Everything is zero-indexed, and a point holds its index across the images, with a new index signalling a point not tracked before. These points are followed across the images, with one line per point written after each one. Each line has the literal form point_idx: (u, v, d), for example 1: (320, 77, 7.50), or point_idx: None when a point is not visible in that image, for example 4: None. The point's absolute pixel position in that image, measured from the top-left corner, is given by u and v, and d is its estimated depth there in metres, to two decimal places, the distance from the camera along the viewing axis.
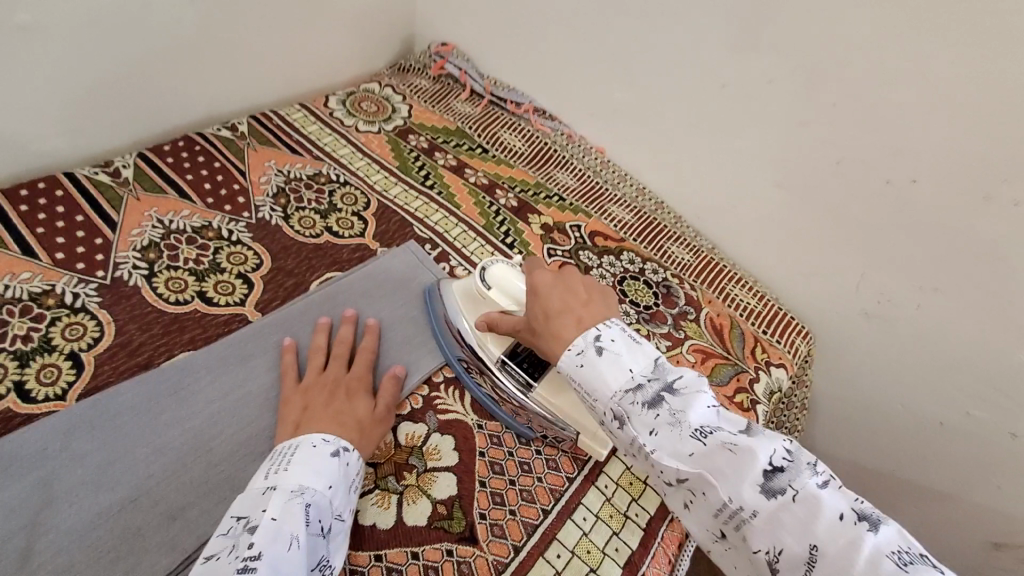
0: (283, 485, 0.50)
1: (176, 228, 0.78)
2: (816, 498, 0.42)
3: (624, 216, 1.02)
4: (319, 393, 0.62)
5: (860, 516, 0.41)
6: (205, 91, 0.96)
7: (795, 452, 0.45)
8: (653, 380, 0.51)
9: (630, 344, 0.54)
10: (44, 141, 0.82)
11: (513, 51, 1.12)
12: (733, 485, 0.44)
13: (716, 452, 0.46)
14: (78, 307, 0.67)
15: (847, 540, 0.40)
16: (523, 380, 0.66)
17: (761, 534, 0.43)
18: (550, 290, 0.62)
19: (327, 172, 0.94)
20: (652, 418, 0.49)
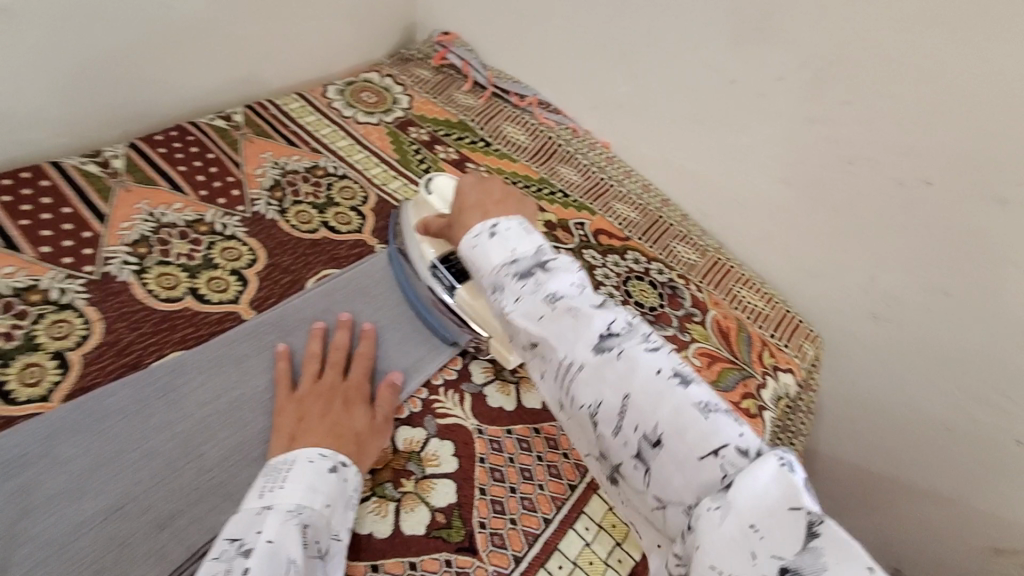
0: (279, 505, 0.49)
1: (167, 221, 0.75)
2: (638, 358, 0.48)
3: (629, 214, 0.99)
4: (316, 403, 0.59)
5: (676, 374, 0.47)
6: (199, 79, 0.93)
7: (635, 325, 0.50)
8: (530, 257, 0.55)
9: (520, 228, 0.58)
10: (31, 130, 0.79)
11: (517, 42, 1.09)
12: (569, 346, 0.49)
13: (562, 317, 0.50)
14: (65, 304, 0.64)
15: (661, 396, 0.46)
16: (449, 282, 0.70)
17: (587, 390, 0.48)
18: (471, 189, 0.66)
19: (324, 164, 0.91)
20: (519, 288, 0.53)
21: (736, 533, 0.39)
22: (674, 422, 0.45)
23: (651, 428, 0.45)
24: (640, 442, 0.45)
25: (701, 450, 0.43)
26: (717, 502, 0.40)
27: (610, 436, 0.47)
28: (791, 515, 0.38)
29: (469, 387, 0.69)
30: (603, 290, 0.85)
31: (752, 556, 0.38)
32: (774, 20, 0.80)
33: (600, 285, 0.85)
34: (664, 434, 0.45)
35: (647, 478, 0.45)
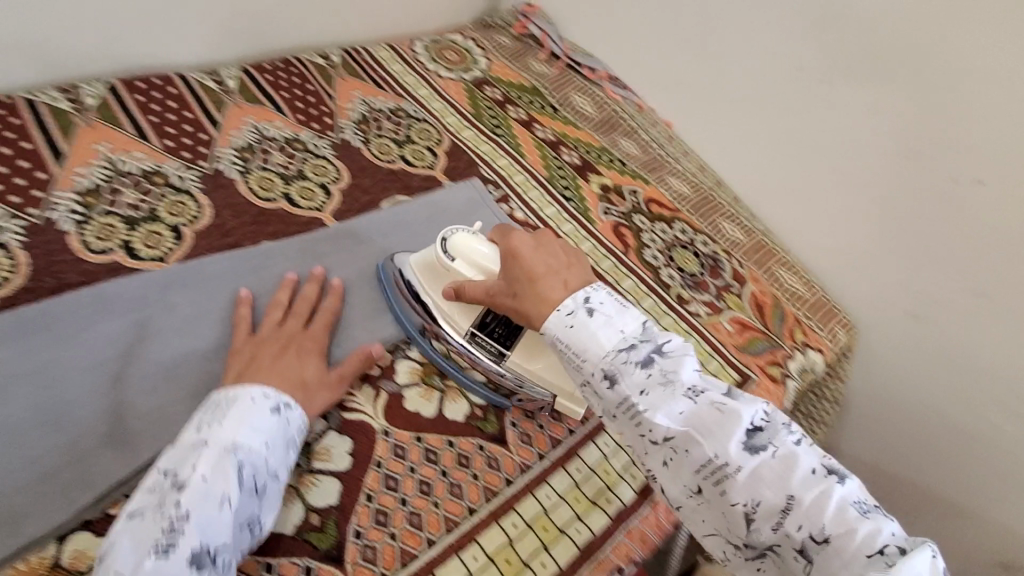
0: (216, 442, 0.48)
1: (269, 135, 0.86)
2: (791, 455, 0.45)
3: (681, 188, 1.03)
4: (272, 348, 0.59)
5: (828, 470, 0.45)
6: (306, 21, 1.03)
7: (771, 415, 0.49)
8: (644, 341, 0.52)
9: (617, 303, 0.54)
10: (164, 44, 0.91)
11: (595, 20, 1.16)
12: (719, 444, 0.46)
13: (705, 411, 0.47)
14: (182, 188, 0.75)
15: (823, 493, 0.44)
16: (495, 348, 0.64)
17: (741, 488, 0.45)
18: (535, 254, 0.59)
19: (406, 108, 1.00)
20: (644, 379, 0.50)
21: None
22: (839, 521, 0.43)
23: (817, 529, 0.43)
24: (803, 540, 0.44)
25: (869, 546, 0.42)
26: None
27: (765, 531, 0.45)
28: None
29: None
30: (648, 252, 0.90)
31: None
32: (845, 13, 0.85)
33: (644, 248, 0.90)
34: (828, 531, 0.43)
35: (807, 566, 0.44)
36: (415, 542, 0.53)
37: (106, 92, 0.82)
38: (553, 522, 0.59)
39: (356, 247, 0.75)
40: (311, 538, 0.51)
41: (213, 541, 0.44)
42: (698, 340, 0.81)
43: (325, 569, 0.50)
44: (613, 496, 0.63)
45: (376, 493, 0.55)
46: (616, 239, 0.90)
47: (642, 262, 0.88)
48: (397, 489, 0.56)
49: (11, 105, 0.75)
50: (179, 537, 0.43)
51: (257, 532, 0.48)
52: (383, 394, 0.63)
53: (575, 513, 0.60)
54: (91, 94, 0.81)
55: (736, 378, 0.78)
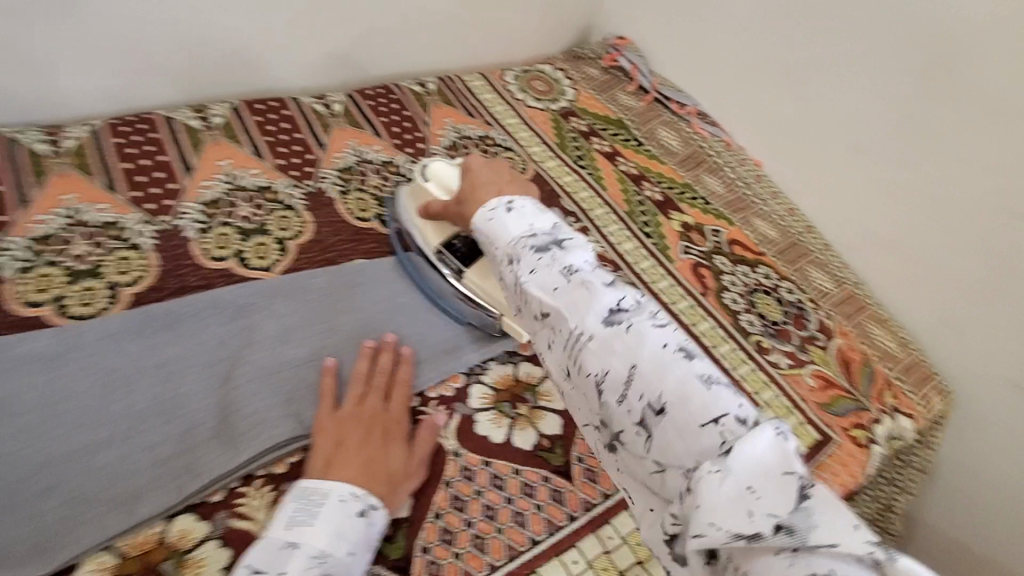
0: (305, 547, 0.47)
1: (368, 158, 0.92)
2: (645, 334, 0.43)
3: (767, 231, 1.00)
4: (356, 430, 0.58)
5: (681, 349, 0.43)
6: (409, 51, 1.11)
7: (643, 303, 0.46)
8: (546, 233, 0.52)
9: (535, 207, 0.56)
10: (284, 71, 1.00)
11: (689, 57, 1.17)
12: (581, 317, 0.45)
13: (575, 287, 0.46)
14: (289, 205, 0.81)
15: (665, 366, 0.41)
16: (455, 265, 0.72)
17: (595, 359, 0.44)
18: (482, 166, 0.64)
19: (494, 136, 1.03)
20: (534, 258, 0.50)
21: (733, 493, 0.36)
22: (677, 391, 0.40)
23: (654, 397, 0.41)
24: (642, 412, 0.41)
25: (701, 417, 0.39)
26: (719, 466, 0.37)
27: (615, 406, 0.43)
28: (787, 479, 0.36)
29: None
30: (728, 296, 0.88)
31: (750, 516, 0.35)
32: (960, 61, 0.81)
33: (724, 290, 0.88)
34: (666, 401, 0.40)
35: (647, 445, 0.41)
36: (478, 565, 0.55)
37: (231, 113, 0.91)
38: (613, 564, 0.58)
39: None
40: (382, 548, 0.54)
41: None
42: (776, 393, 0.78)
43: None
44: None
45: (443, 511, 0.57)
46: (695, 279, 0.88)
47: (721, 305, 0.86)
48: (463, 510, 0.58)
49: (154, 123, 0.86)
50: None
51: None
52: (457, 417, 0.65)
53: (636, 560, 0.59)
54: (218, 115, 0.90)
55: (815, 438, 0.75)
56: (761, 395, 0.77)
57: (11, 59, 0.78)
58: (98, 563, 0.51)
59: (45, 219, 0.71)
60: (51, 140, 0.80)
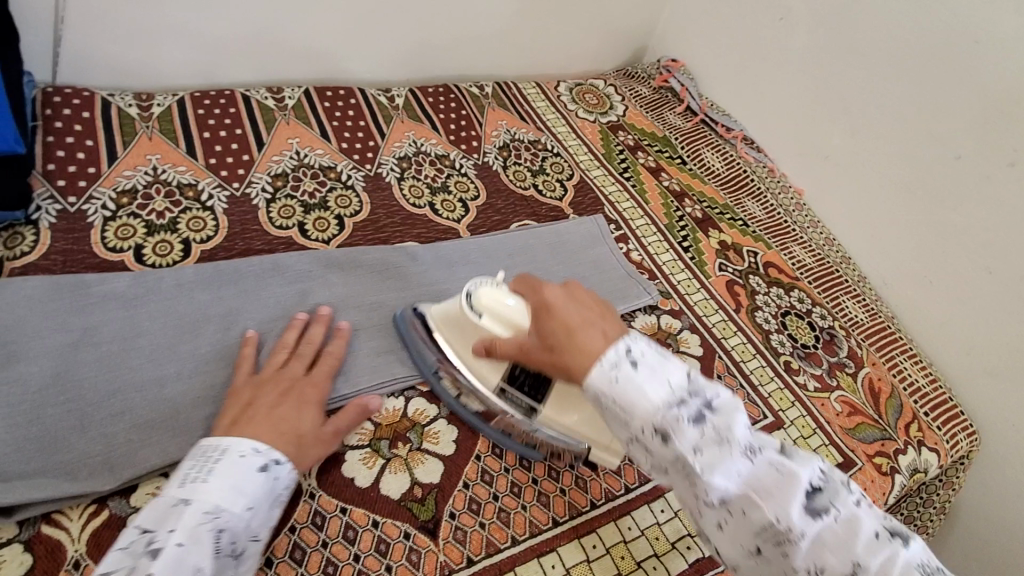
0: (197, 503, 0.46)
1: (424, 150, 0.96)
2: (852, 520, 0.42)
3: (804, 258, 1.01)
4: (271, 392, 0.56)
5: (885, 529, 0.42)
6: (471, 55, 1.17)
7: (828, 471, 0.45)
8: (693, 397, 0.46)
9: (657, 350, 0.48)
10: (353, 62, 1.06)
11: (740, 84, 1.21)
12: (783, 508, 0.42)
13: (767, 474, 0.43)
14: (349, 185, 0.87)
15: (885, 557, 0.41)
16: (526, 403, 0.61)
17: (804, 553, 0.42)
18: (564, 303, 0.53)
19: (544, 141, 1.07)
20: (696, 436, 0.44)
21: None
22: None
23: None
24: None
25: None
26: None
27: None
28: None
29: None
30: (760, 316, 0.89)
31: None
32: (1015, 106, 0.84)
33: (757, 309, 0.90)
34: None
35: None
36: (501, 536, 0.57)
37: (302, 96, 0.97)
38: (630, 553, 0.60)
39: (484, 261, 0.82)
40: (411, 508, 0.57)
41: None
42: (802, 413, 0.80)
43: (421, 539, 0.55)
44: (694, 544, 0.62)
45: (471, 483, 0.60)
46: (729, 295, 0.90)
47: (753, 323, 0.88)
48: (490, 484, 0.60)
49: (232, 99, 0.92)
50: None
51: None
52: None
53: (654, 551, 0.61)
54: (290, 97, 0.96)
55: (839, 460, 0.77)
56: (787, 413, 0.79)
57: (117, 29, 0.85)
58: (154, 488, 0.55)
59: (130, 174, 0.77)
60: (141, 106, 0.86)
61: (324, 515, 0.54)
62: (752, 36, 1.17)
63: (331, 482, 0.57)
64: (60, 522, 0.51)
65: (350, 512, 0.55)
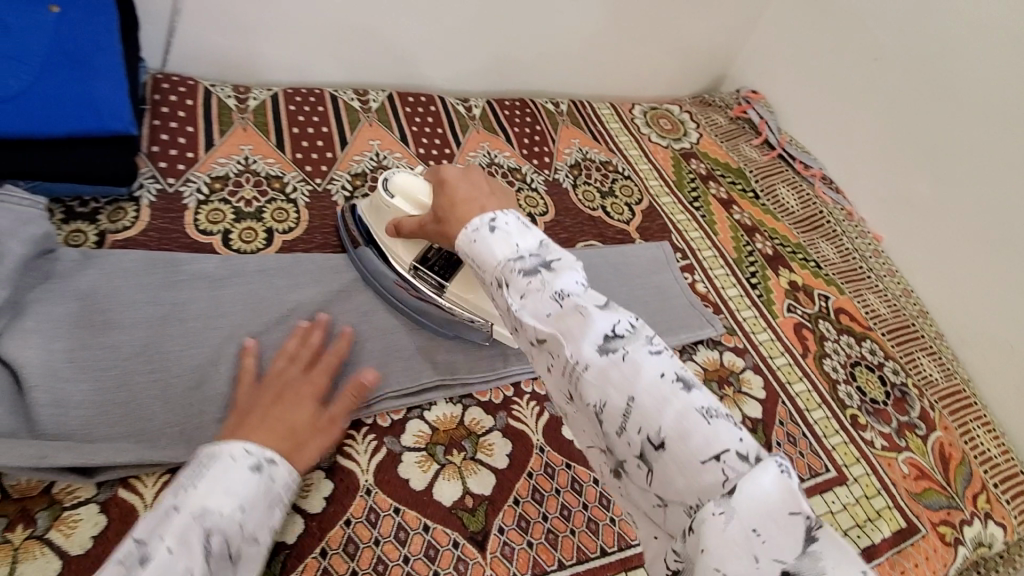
0: (185, 508, 0.44)
1: (497, 162, 0.98)
2: (642, 363, 0.37)
3: (879, 307, 0.97)
4: (263, 397, 0.55)
5: (679, 378, 0.37)
6: (550, 72, 1.18)
7: (639, 324, 0.40)
8: (534, 253, 0.44)
9: (520, 221, 0.47)
10: (436, 70, 1.09)
11: (824, 121, 1.17)
12: (574, 346, 0.39)
13: (567, 313, 0.40)
14: None
15: (665, 399, 0.36)
16: (433, 281, 0.68)
17: (590, 388, 0.38)
18: (458, 179, 0.54)
19: (615, 162, 1.06)
20: (523, 282, 0.42)
21: (738, 537, 0.32)
22: (677, 426, 0.35)
23: (654, 431, 0.36)
24: (643, 444, 0.36)
25: (703, 452, 0.34)
26: (724, 508, 0.33)
27: (617, 442, 0.38)
28: (792, 520, 0.32)
29: None
30: (827, 364, 0.86)
31: (756, 559, 0.32)
32: None
33: (825, 356, 0.87)
34: (667, 437, 0.35)
35: (650, 477, 0.36)
36: (548, 558, 0.57)
37: (385, 100, 1.00)
38: None
39: None
40: (462, 517, 0.57)
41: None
42: (867, 471, 0.76)
43: (469, 550, 0.55)
44: None
45: (521, 499, 0.60)
46: (796, 338, 0.87)
47: (820, 371, 0.85)
48: (541, 503, 0.60)
49: (321, 98, 0.96)
50: None
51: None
52: (546, 415, 0.67)
53: None
54: (375, 100, 0.99)
55: (902, 525, 0.72)
56: (851, 469, 0.75)
57: (226, 24, 0.90)
58: None
59: (224, 162, 0.82)
60: (239, 98, 0.91)
61: (379, 512, 0.55)
62: (841, 74, 1.13)
63: (386, 480, 0.58)
64: (135, 487, 0.54)
65: (403, 513, 0.56)
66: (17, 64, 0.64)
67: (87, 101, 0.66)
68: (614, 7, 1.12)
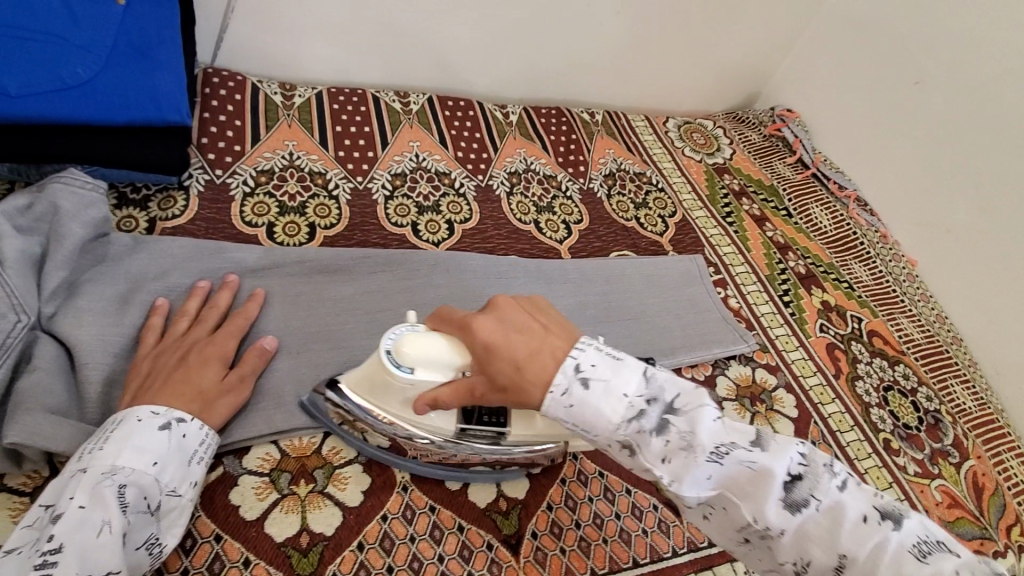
0: (92, 467, 0.44)
1: (533, 168, 0.98)
2: (834, 506, 0.42)
3: (912, 331, 0.96)
4: (167, 360, 0.54)
5: (879, 514, 0.42)
6: (585, 82, 1.18)
7: (809, 455, 0.45)
8: (656, 406, 0.46)
9: (610, 356, 0.47)
10: (474, 76, 1.10)
11: (860, 142, 1.17)
12: (757, 504, 0.43)
13: (739, 471, 0.44)
14: (461, 193, 0.90)
15: (875, 542, 0.41)
16: (492, 432, 0.55)
17: (786, 542, 0.43)
18: (499, 334, 0.48)
19: (649, 174, 1.07)
20: (663, 445, 0.45)
21: None
22: (893, 568, 0.40)
23: None
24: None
25: None
26: None
27: None
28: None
29: (712, 394, 0.76)
30: (860, 386, 0.85)
31: None
32: None
33: (858, 378, 0.86)
34: None
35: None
36: (580, 566, 0.56)
37: (425, 103, 1.01)
38: None
39: (581, 283, 0.82)
40: (496, 519, 0.57)
41: (95, 570, 0.41)
42: (899, 496, 0.75)
43: (503, 553, 0.55)
44: None
45: (554, 506, 0.59)
46: (829, 359, 0.87)
47: (853, 393, 0.84)
48: (574, 510, 0.60)
49: (363, 98, 0.97)
50: (52, 571, 0.39)
51: (155, 552, 0.46)
52: None
53: None
54: (415, 102, 1.01)
55: None
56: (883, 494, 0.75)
57: (276, 23, 0.92)
58: (265, 453, 0.56)
59: (269, 156, 0.83)
60: (284, 95, 0.93)
61: (414, 509, 0.56)
62: (879, 95, 1.13)
63: (422, 478, 0.58)
64: None
65: (438, 512, 0.56)
66: (85, 53, 0.66)
67: (150, 93, 0.68)
68: (654, 20, 1.13)
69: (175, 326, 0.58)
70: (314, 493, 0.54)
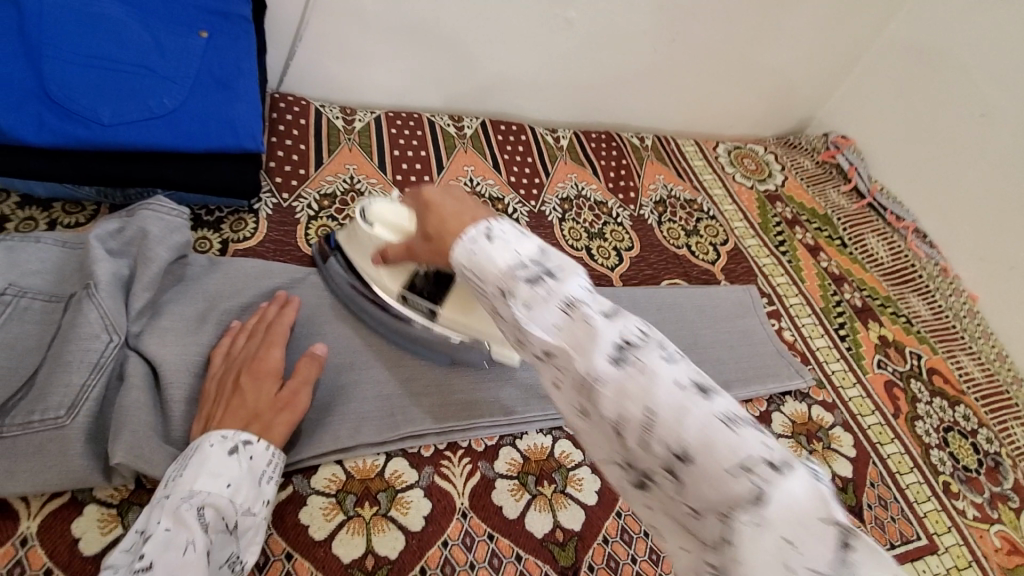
0: (174, 493, 0.47)
1: (584, 194, 0.99)
2: (659, 372, 0.33)
3: (973, 369, 0.93)
4: (228, 381, 0.56)
5: (701, 386, 0.33)
6: (635, 106, 1.19)
7: (651, 330, 0.36)
8: (535, 261, 0.40)
9: (516, 227, 0.42)
10: (526, 101, 1.12)
11: (919, 170, 1.14)
12: (585, 357, 0.34)
13: (575, 322, 0.36)
14: (515, 218, 0.91)
15: (685, 410, 0.31)
16: (425, 306, 0.65)
17: (605, 404, 0.34)
18: (432, 186, 0.50)
19: (699, 201, 1.06)
20: (527, 291, 0.38)
21: (768, 546, 0.28)
22: (704, 439, 0.30)
23: (678, 447, 0.31)
24: (668, 461, 0.31)
25: (730, 463, 0.30)
26: (755, 517, 0.28)
27: (636, 459, 0.33)
28: (824, 528, 0.27)
29: (767, 429, 0.75)
30: (919, 427, 0.82)
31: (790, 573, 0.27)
32: None
33: (917, 418, 0.83)
34: (693, 452, 0.30)
35: (676, 497, 0.31)
36: None
37: (479, 128, 1.04)
38: None
39: (633, 311, 0.82)
40: (553, 550, 0.58)
41: None
42: (958, 541, 0.72)
43: None
44: None
45: (610, 539, 0.60)
46: (887, 397, 0.84)
47: (912, 434, 0.81)
48: (629, 544, 0.60)
49: (420, 122, 1.00)
50: None
51: (238, 569, 0.48)
52: None
53: None
54: (469, 127, 1.03)
55: None
56: (943, 539, 0.72)
57: (341, 50, 0.96)
58: (331, 474, 0.58)
59: (332, 179, 0.86)
60: (346, 119, 0.96)
61: (474, 537, 0.56)
62: (940, 124, 1.10)
63: (481, 505, 0.59)
64: None
65: (497, 540, 0.57)
66: (170, 84, 0.70)
67: (226, 121, 0.72)
68: (707, 47, 1.13)
69: (237, 343, 0.60)
70: (378, 516, 0.56)
